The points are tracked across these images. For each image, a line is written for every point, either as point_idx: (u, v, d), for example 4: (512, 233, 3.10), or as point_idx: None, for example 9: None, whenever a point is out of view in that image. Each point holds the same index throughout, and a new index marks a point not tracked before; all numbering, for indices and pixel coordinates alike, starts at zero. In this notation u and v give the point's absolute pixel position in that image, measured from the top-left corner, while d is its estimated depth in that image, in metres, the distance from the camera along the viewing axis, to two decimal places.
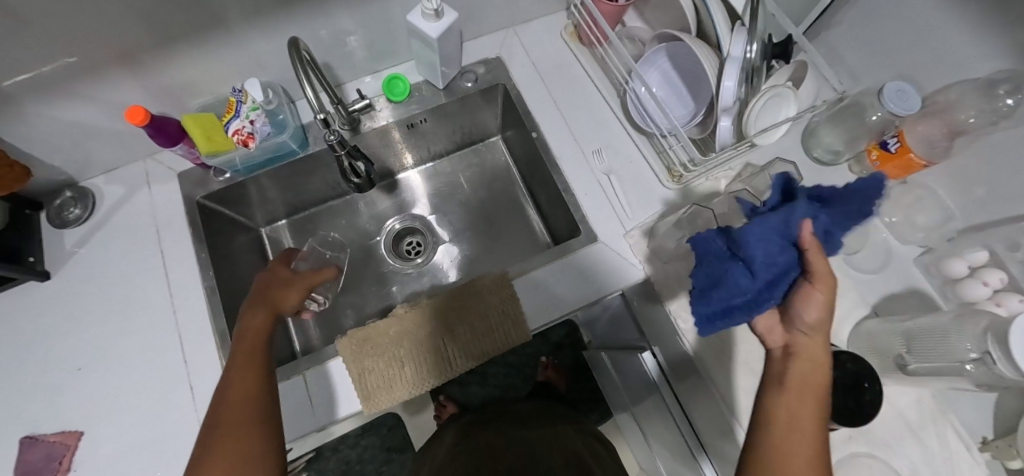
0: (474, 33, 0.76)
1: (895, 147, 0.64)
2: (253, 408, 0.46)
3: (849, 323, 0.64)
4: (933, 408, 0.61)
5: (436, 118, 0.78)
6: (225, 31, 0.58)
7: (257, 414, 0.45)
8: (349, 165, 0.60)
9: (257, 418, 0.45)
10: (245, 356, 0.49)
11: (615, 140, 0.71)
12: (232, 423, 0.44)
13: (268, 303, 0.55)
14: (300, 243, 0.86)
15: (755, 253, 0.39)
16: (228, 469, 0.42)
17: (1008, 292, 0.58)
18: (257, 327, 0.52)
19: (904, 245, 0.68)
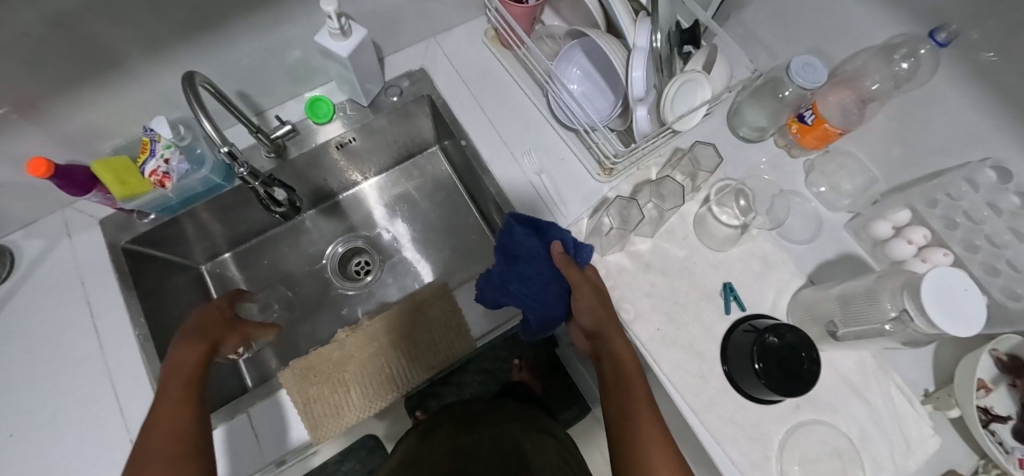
0: (395, 46, 0.76)
1: (810, 119, 0.65)
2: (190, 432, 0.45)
3: (787, 295, 0.66)
4: (874, 368, 0.63)
5: (366, 136, 0.77)
6: (125, 70, 0.56)
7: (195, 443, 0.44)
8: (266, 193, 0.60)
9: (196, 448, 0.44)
10: (185, 387, 0.48)
11: (544, 140, 0.72)
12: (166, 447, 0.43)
13: (204, 337, 0.55)
14: (245, 276, 0.84)
15: (522, 251, 0.60)
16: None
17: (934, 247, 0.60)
18: (194, 356, 0.52)
19: (834, 212, 0.70)
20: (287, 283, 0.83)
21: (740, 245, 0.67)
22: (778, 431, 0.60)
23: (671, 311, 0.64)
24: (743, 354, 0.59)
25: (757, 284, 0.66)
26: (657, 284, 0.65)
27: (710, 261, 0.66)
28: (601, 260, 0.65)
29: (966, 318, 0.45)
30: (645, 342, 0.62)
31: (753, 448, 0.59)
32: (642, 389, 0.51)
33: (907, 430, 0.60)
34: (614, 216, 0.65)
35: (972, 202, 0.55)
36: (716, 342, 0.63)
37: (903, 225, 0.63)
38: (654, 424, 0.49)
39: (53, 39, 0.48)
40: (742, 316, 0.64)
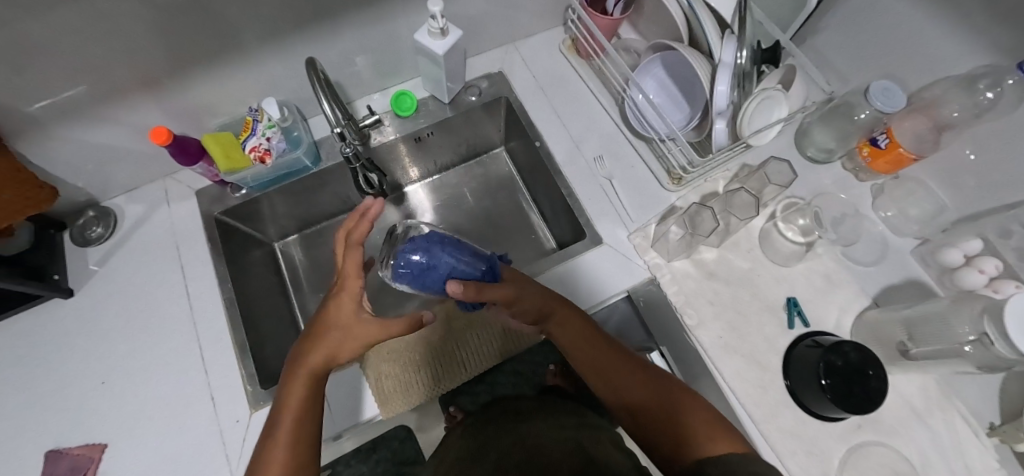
0: (477, 49, 0.80)
1: (884, 142, 0.66)
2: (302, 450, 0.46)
3: (851, 315, 0.66)
4: (939, 396, 0.62)
5: (442, 132, 0.81)
6: (242, 55, 0.61)
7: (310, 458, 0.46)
8: (363, 175, 0.68)
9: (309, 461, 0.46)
10: (297, 409, 0.46)
11: (615, 147, 0.74)
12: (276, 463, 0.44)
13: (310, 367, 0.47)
14: (311, 256, 0.88)
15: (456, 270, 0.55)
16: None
17: (1004, 278, 0.58)
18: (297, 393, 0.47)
19: (900, 237, 0.70)
20: None
21: (804, 261, 0.68)
22: (837, 449, 0.60)
23: (733, 320, 0.65)
24: (806, 368, 0.59)
25: (820, 301, 0.66)
26: (720, 292, 0.66)
27: (774, 274, 0.68)
28: (666, 266, 0.67)
29: None
30: (707, 348, 0.64)
31: (810, 462, 0.59)
32: (617, 355, 0.53)
33: (972, 462, 0.59)
34: (683, 224, 0.67)
35: None
36: (779, 355, 0.64)
37: (974, 255, 0.62)
38: (644, 377, 0.52)
39: (194, 20, 0.53)
40: (805, 332, 0.64)
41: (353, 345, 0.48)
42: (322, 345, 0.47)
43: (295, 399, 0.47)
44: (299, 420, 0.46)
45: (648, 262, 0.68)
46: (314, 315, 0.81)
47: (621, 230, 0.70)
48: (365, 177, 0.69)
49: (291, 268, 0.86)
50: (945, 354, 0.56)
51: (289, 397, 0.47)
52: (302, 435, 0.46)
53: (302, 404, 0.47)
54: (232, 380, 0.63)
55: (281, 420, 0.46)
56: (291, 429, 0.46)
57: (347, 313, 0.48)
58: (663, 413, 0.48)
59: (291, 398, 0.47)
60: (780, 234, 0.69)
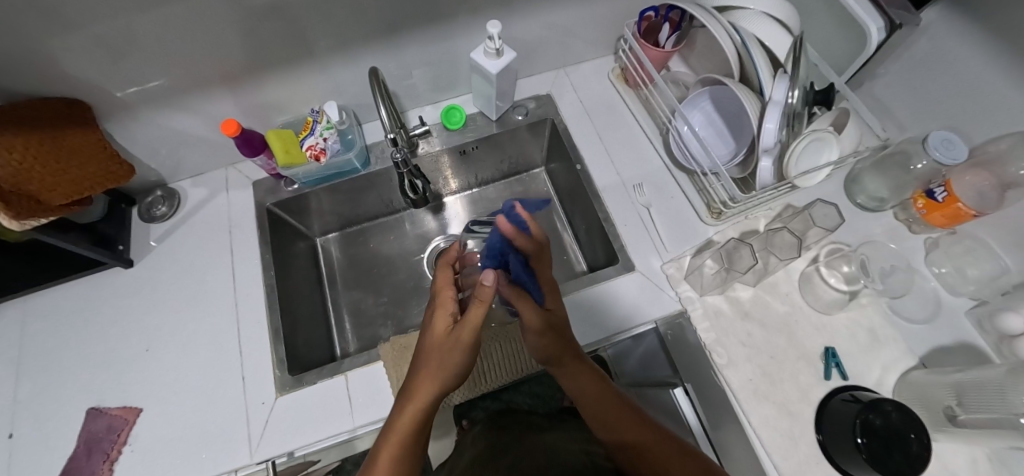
0: (528, 71, 0.82)
1: (942, 196, 0.64)
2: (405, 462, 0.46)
3: (895, 374, 0.62)
4: (989, 472, 0.58)
5: (486, 147, 0.83)
6: (313, 59, 0.66)
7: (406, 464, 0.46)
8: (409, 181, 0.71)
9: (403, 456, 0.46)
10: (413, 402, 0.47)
11: (656, 177, 0.74)
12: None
13: (433, 349, 0.48)
14: (350, 254, 0.90)
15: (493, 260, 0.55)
16: None
17: None
18: (409, 415, 0.47)
19: (955, 297, 0.67)
20: (384, 269, 0.88)
21: (847, 311, 0.65)
22: None
23: (766, 363, 0.63)
24: (841, 425, 0.56)
25: (862, 355, 0.63)
26: (752, 334, 0.64)
27: (814, 322, 0.65)
28: (698, 299, 0.66)
29: None
30: (736, 390, 0.61)
31: None
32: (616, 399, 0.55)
33: None
34: (720, 258, 0.67)
35: None
36: (813, 406, 0.61)
37: None
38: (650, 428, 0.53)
39: (278, 24, 0.58)
40: (843, 385, 0.61)
41: (453, 358, 0.47)
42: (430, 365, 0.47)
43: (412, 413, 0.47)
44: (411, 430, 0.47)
45: (680, 294, 0.66)
46: (347, 311, 0.84)
47: (655, 259, 0.69)
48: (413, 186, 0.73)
49: (329, 264, 0.89)
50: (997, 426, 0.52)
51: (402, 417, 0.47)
52: (404, 460, 0.46)
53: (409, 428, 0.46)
54: (262, 363, 0.66)
55: (393, 433, 0.46)
56: (398, 447, 0.46)
57: (443, 324, 0.50)
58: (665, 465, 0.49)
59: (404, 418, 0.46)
60: (824, 281, 0.67)
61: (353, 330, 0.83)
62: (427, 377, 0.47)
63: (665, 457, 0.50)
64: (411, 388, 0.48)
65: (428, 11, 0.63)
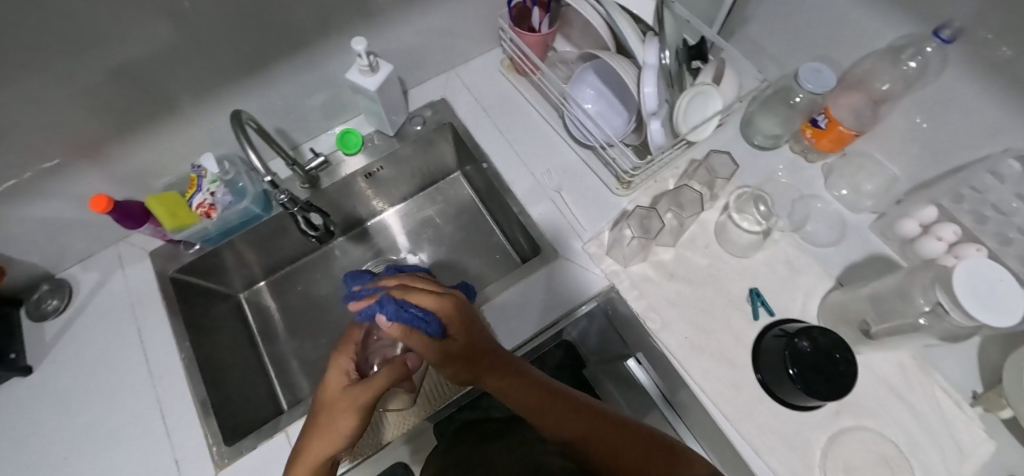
0: (417, 80, 0.80)
1: (823, 122, 0.67)
2: None
3: (818, 299, 0.65)
4: (914, 369, 0.62)
5: (392, 165, 0.81)
6: (177, 113, 0.62)
7: None
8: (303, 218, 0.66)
9: None
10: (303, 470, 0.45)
11: (562, 159, 0.74)
12: None
13: (326, 407, 0.47)
14: (280, 302, 0.86)
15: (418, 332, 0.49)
16: None
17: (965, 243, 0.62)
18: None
19: (857, 213, 0.71)
20: (319, 308, 0.85)
21: (763, 250, 0.68)
22: (819, 438, 0.59)
23: (698, 317, 0.64)
24: (775, 360, 0.59)
25: (784, 288, 0.66)
26: (681, 292, 0.65)
27: (735, 267, 0.67)
28: (623, 271, 0.66)
29: (1006, 307, 0.45)
30: (675, 350, 0.62)
31: (793, 455, 0.58)
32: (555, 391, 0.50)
33: (954, 431, 0.59)
34: (636, 227, 0.67)
35: (999, 193, 0.59)
36: (748, 347, 0.63)
37: (932, 222, 0.64)
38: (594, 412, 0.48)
39: (124, 85, 0.54)
40: (772, 321, 0.63)
41: (340, 413, 0.45)
42: (320, 421, 0.46)
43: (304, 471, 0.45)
44: None
45: (605, 270, 0.66)
46: (288, 362, 0.80)
47: (576, 241, 0.69)
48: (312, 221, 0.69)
49: (259, 317, 0.85)
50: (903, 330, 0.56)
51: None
52: None
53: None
54: (195, 441, 0.62)
55: None
56: None
57: (335, 382, 0.48)
58: (620, 450, 0.43)
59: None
60: (738, 226, 0.69)
61: (298, 379, 0.79)
62: (314, 439, 0.46)
63: (617, 441, 0.44)
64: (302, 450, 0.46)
65: (289, 39, 0.60)
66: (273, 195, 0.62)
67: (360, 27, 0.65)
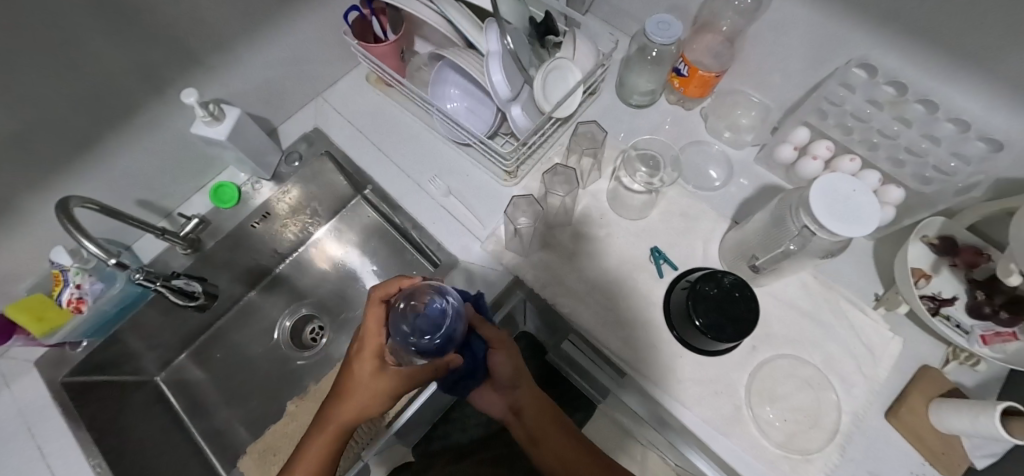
0: (284, 114, 0.77)
1: (685, 70, 0.67)
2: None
3: (716, 242, 0.66)
4: (819, 287, 0.64)
5: (281, 208, 0.77)
6: (10, 208, 0.55)
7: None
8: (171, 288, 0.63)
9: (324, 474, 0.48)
10: (325, 435, 0.49)
11: (447, 162, 0.72)
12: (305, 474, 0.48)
13: (369, 387, 0.48)
14: (200, 375, 0.81)
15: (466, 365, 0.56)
16: None
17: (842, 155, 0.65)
18: (319, 444, 0.49)
19: (740, 150, 0.72)
20: (244, 370, 0.81)
21: (657, 206, 0.68)
22: (742, 376, 0.60)
23: (607, 289, 0.64)
24: (685, 312, 0.59)
25: (683, 239, 0.66)
26: (587, 268, 0.65)
27: (633, 230, 0.67)
28: (525, 261, 0.65)
29: (860, 217, 0.46)
30: (592, 326, 0.62)
31: (722, 399, 0.59)
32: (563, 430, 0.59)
33: (864, 335, 0.61)
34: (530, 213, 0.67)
35: (853, 102, 0.61)
36: (660, 306, 0.63)
37: (806, 143, 0.66)
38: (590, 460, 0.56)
39: None
40: (676, 275, 0.64)
41: (386, 392, 0.47)
42: (357, 395, 0.48)
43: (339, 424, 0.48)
44: (333, 438, 0.49)
45: (506, 264, 0.65)
46: (222, 434, 0.76)
47: (474, 243, 0.67)
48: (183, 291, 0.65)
49: (183, 395, 0.79)
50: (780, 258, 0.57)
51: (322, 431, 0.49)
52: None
53: (332, 434, 0.48)
54: None
55: (314, 438, 0.49)
56: (314, 462, 0.48)
57: (366, 372, 0.48)
58: None
59: (322, 434, 0.49)
60: (630, 189, 0.69)
61: (239, 446, 0.75)
62: (350, 407, 0.48)
63: None
64: (328, 419, 0.49)
65: (115, 106, 0.56)
66: (127, 272, 0.61)
67: (198, 74, 0.62)
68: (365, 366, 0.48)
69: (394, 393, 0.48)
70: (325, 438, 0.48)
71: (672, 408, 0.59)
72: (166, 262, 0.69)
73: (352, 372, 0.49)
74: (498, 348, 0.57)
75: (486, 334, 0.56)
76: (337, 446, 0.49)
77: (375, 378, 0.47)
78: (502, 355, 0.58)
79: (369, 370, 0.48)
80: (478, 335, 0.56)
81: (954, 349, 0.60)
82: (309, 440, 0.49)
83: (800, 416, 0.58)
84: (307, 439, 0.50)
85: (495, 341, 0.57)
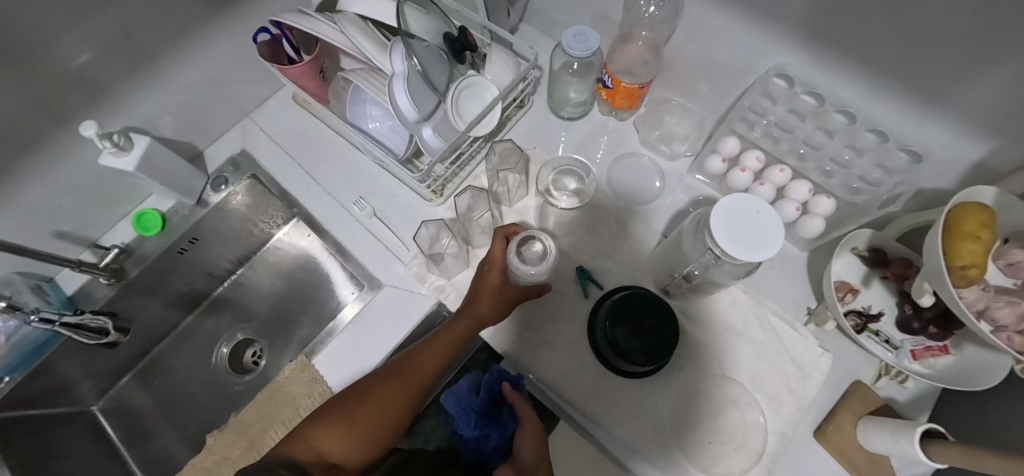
0: (211, 136, 0.75)
1: (609, 82, 0.65)
2: (383, 421, 0.49)
3: (644, 258, 0.64)
4: (750, 302, 0.62)
5: (212, 233, 0.77)
6: None
7: (382, 423, 0.49)
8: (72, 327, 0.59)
9: (378, 422, 0.49)
10: (437, 344, 0.52)
11: (373, 182, 0.70)
12: (366, 406, 0.49)
13: (489, 299, 0.54)
14: (137, 402, 0.80)
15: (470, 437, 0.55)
16: (341, 432, 0.47)
17: (773, 164, 0.63)
18: (427, 359, 0.51)
19: (672, 161, 0.70)
20: (184, 396, 0.80)
21: (586, 222, 0.67)
22: (668, 397, 0.59)
23: (532, 310, 0.63)
24: (606, 334, 0.57)
25: (611, 255, 0.65)
26: None
27: (560, 248, 0.65)
28: (449, 284, 0.64)
29: (760, 243, 0.44)
30: (515, 349, 0.61)
31: (646, 421, 0.58)
32: None
33: (793, 351, 0.60)
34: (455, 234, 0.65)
35: (776, 114, 0.59)
36: (585, 326, 0.62)
37: (737, 153, 0.64)
38: None
39: None
40: (602, 293, 0.62)
41: (492, 310, 0.53)
42: (482, 303, 0.54)
43: (443, 343, 0.52)
44: (399, 384, 0.50)
45: (431, 287, 0.64)
46: (159, 463, 0.75)
47: (398, 265, 0.66)
48: (91, 327, 0.61)
49: (119, 424, 0.78)
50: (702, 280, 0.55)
51: (431, 347, 0.52)
52: (366, 430, 0.48)
53: (411, 373, 0.51)
54: None
55: (424, 351, 0.52)
56: (424, 371, 0.51)
57: (496, 282, 0.53)
58: None
59: (409, 366, 0.51)
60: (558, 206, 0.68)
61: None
62: (483, 307, 0.54)
63: None
64: (471, 308, 0.54)
65: (17, 141, 0.55)
66: (21, 315, 0.57)
67: (106, 102, 0.60)
68: (497, 275, 0.54)
69: (477, 320, 0.53)
70: (426, 358, 0.51)
71: (595, 433, 0.59)
72: (88, 293, 0.67)
73: (484, 281, 0.55)
74: (523, 429, 0.53)
75: (521, 412, 0.54)
76: (396, 406, 0.50)
77: (489, 300, 0.54)
78: (528, 440, 0.52)
79: (499, 277, 0.53)
80: (510, 412, 0.55)
81: (886, 364, 0.57)
82: (421, 355, 0.51)
83: (723, 438, 0.57)
84: (408, 355, 0.52)
85: (526, 418, 0.54)
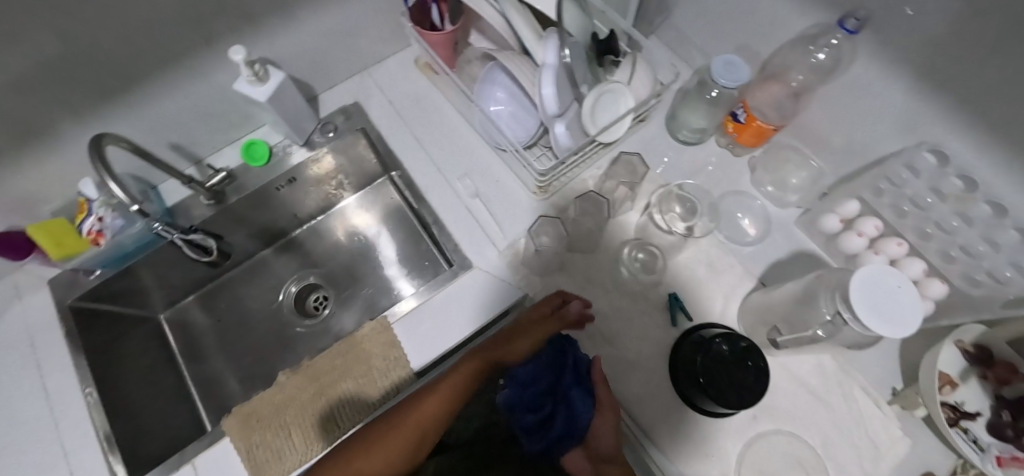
0: (328, 83, 0.76)
1: (743, 116, 0.64)
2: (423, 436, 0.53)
3: (736, 301, 0.63)
4: (835, 372, 0.61)
5: (307, 175, 0.77)
6: (48, 137, 0.56)
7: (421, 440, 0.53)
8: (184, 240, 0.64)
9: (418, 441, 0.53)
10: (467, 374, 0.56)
11: (479, 163, 0.71)
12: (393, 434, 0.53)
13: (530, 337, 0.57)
14: (199, 321, 0.82)
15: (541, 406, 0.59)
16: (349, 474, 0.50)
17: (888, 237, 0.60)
18: (433, 399, 0.54)
19: (781, 209, 0.69)
20: (243, 325, 0.82)
21: (685, 251, 0.66)
22: (735, 444, 0.58)
23: (614, 325, 0.62)
24: (690, 367, 0.57)
25: (704, 290, 0.64)
26: (601, 299, 0.63)
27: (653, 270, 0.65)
28: (538, 281, 0.64)
29: (897, 319, 0.43)
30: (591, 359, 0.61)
31: (709, 463, 0.57)
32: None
33: (870, 428, 0.59)
34: (553, 233, 0.65)
35: (915, 188, 0.55)
36: (665, 354, 0.61)
37: (853, 217, 0.62)
38: None
39: None
40: (690, 326, 0.61)
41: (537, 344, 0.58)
42: (518, 343, 0.58)
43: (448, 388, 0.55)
44: (445, 406, 0.54)
45: (521, 280, 0.64)
46: (210, 385, 0.78)
47: (490, 250, 0.66)
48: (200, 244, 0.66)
49: (180, 337, 0.81)
50: (806, 338, 0.54)
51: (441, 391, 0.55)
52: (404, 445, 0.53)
53: (429, 411, 0.54)
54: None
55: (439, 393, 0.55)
56: (433, 414, 0.54)
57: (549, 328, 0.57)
58: None
59: (426, 409, 0.54)
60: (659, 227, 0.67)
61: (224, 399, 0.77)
62: (517, 347, 0.58)
63: None
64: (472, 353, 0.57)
65: (164, 57, 0.56)
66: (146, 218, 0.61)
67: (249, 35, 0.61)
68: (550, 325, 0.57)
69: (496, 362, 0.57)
70: (457, 385, 0.55)
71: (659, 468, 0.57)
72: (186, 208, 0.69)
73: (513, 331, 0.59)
74: (603, 412, 0.57)
75: (600, 392, 0.57)
76: (429, 423, 0.54)
77: (514, 344, 0.58)
78: (606, 422, 0.56)
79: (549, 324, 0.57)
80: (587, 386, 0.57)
81: (964, 464, 0.56)
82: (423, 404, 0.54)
83: None
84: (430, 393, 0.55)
85: (604, 399, 0.57)
